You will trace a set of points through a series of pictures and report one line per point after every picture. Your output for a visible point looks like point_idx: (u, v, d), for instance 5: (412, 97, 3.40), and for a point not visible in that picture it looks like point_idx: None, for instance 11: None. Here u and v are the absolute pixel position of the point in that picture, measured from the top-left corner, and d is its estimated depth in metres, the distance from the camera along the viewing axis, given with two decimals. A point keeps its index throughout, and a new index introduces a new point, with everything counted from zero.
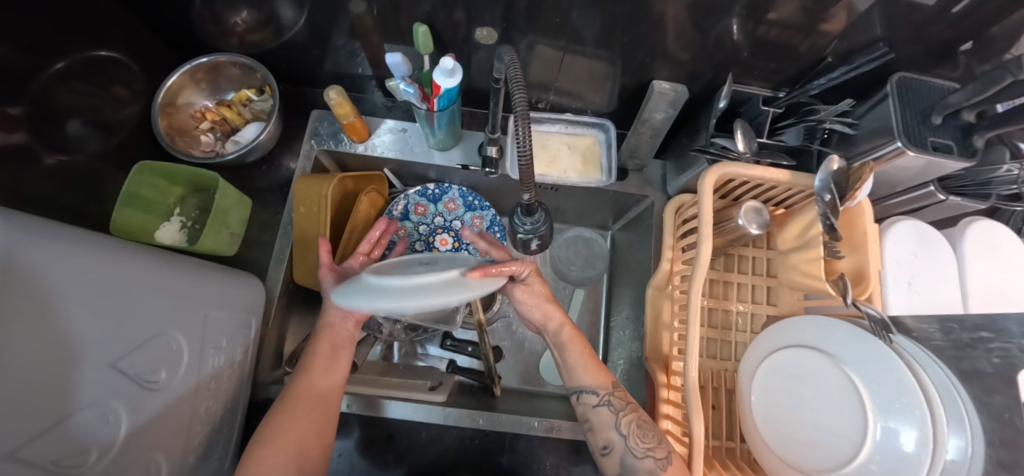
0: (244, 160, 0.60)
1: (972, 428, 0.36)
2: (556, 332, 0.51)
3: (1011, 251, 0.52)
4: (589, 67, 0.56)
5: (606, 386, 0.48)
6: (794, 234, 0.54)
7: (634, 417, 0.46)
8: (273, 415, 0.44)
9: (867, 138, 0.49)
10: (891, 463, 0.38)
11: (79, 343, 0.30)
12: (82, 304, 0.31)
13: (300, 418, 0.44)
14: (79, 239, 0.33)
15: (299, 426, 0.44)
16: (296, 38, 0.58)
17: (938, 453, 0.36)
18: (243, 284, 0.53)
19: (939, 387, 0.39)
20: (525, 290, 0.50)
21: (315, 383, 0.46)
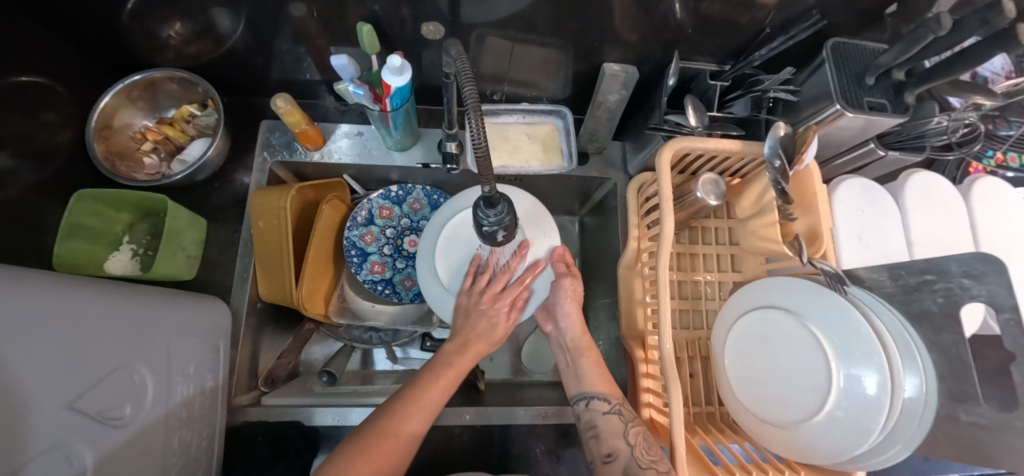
0: (194, 179, 0.57)
1: (923, 366, 0.40)
2: (575, 338, 0.55)
3: (945, 196, 0.55)
4: (542, 55, 0.57)
5: (615, 396, 0.49)
6: (752, 199, 0.55)
7: (641, 429, 0.46)
8: (377, 432, 0.41)
9: (809, 103, 0.52)
10: (854, 409, 0.41)
11: (25, 390, 0.28)
12: (27, 345, 0.29)
13: (400, 445, 0.41)
14: (17, 276, 0.31)
15: (393, 448, 0.41)
16: (237, 47, 0.56)
17: (895, 399, 0.39)
18: (204, 307, 0.51)
19: (894, 332, 0.42)
20: (572, 285, 0.56)
21: (425, 410, 0.44)
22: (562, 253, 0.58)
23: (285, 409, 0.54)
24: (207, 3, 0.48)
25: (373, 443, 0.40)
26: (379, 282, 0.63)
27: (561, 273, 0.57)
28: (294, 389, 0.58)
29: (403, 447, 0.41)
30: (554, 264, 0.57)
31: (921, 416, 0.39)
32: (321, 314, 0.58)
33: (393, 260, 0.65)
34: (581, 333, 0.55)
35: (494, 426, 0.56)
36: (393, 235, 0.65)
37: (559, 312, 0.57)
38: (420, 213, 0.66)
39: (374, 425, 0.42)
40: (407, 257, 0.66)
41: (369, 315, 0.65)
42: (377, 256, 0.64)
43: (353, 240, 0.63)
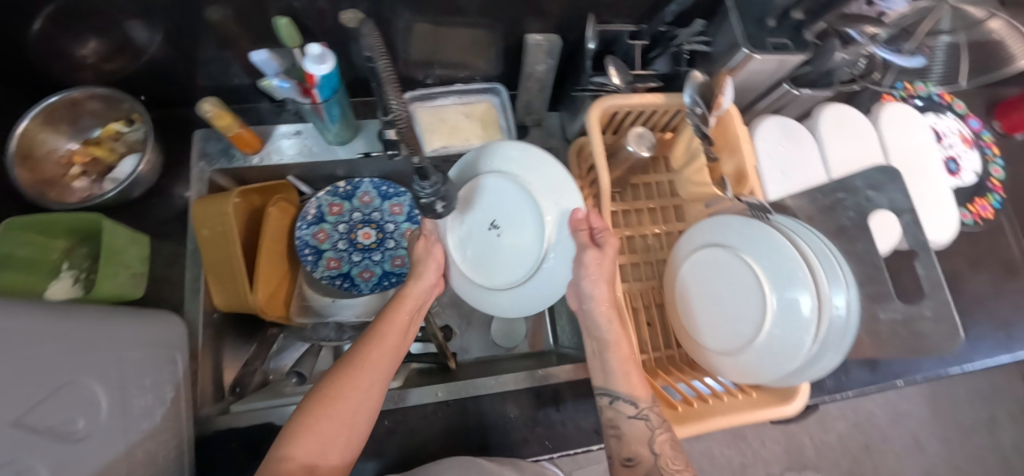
0: (130, 196, 0.56)
1: (846, 277, 0.42)
2: (607, 331, 0.47)
3: (857, 123, 0.60)
4: (470, 36, 0.58)
5: (644, 399, 0.44)
6: (682, 150, 0.58)
7: (669, 436, 0.42)
8: (338, 371, 0.43)
9: (722, 52, 0.54)
10: (787, 325, 0.43)
11: None
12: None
13: (366, 377, 0.43)
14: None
15: (362, 382, 0.43)
16: (157, 58, 0.54)
17: (820, 306, 0.42)
18: (154, 320, 0.50)
19: (817, 250, 0.44)
20: (597, 258, 0.48)
21: (386, 345, 0.46)
22: (581, 221, 0.50)
23: (255, 412, 0.54)
24: (120, 16, 0.47)
25: (339, 382, 0.42)
26: (336, 277, 0.64)
27: (583, 244, 0.49)
28: (266, 393, 0.58)
29: (361, 395, 0.42)
30: (577, 233, 0.50)
31: (848, 324, 0.41)
32: (281, 317, 0.59)
33: (348, 254, 0.65)
34: (613, 321, 0.47)
35: (466, 398, 0.57)
36: (346, 231, 0.66)
37: (585, 291, 0.49)
38: (372, 205, 0.66)
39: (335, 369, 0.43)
40: (362, 250, 0.67)
41: (330, 311, 0.65)
42: (332, 253, 0.65)
43: (305, 240, 0.63)
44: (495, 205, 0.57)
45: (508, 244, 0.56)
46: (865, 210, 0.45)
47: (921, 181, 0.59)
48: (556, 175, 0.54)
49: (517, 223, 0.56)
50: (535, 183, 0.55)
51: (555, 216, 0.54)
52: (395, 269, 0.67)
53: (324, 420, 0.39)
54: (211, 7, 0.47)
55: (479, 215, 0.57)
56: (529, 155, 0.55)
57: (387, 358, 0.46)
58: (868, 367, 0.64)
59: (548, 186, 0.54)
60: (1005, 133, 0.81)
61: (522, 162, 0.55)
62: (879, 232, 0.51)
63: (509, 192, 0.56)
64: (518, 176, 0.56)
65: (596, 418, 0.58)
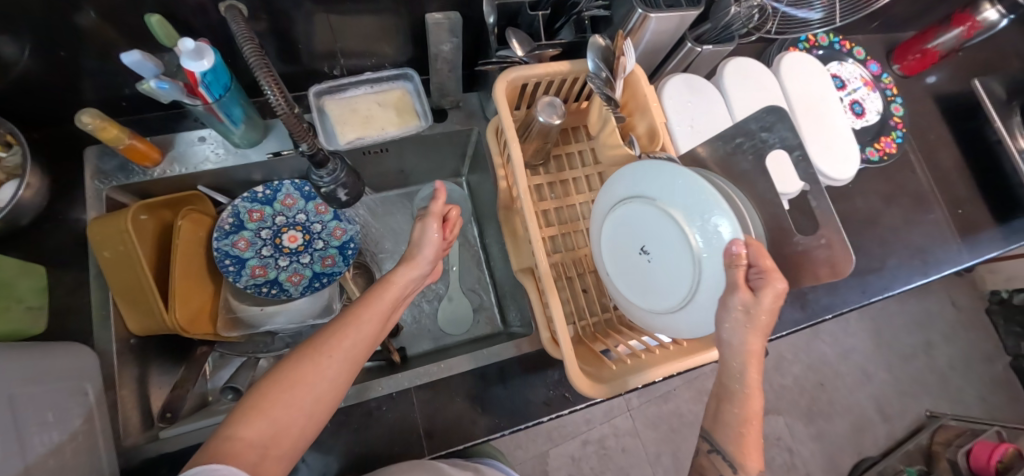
0: (15, 225, 0.52)
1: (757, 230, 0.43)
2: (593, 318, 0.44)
3: (758, 73, 0.62)
4: (372, 23, 0.57)
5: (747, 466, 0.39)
6: (597, 116, 0.59)
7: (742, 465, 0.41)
8: (303, 348, 0.36)
9: (620, 15, 0.56)
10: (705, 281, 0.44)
11: None
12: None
13: (334, 365, 0.36)
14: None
15: (330, 369, 0.36)
16: (28, 74, 0.50)
17: None
18: (57, 352, 0.46)
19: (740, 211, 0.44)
20: (744, 303, 0.35)
21: (362, 334, 0.39)
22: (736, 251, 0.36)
23: (185, 435, 0.51)
24: None
25: (302, 365, 0.35)
26: (264, 284, 0.62)
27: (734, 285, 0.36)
28: (200, 415, 0.56)
29: (330, 378, 0.36)
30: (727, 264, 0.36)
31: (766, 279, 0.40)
32: (209, 333, 0.56)
33: (275, 259, 0.64)
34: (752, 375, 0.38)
35: (410, 389, 0.56)
36: (270, 236, 0.65)
37: (724, 331, 0.38)
38: (294, 208, 0.65)
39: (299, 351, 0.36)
40: (290, 254, 0.65)
41: (261, 321, 0.61)
42: (257, 260, 0.63)
43: (225, 250, 0.60)
44: (638, 227, 0.49)
45: (665, 269, 0.46)
46: (761, 151, 0.47)
47: (825, 123, 0.62)
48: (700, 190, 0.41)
49: (670, 248, 0.46)
50: (674, 207, 0.44)
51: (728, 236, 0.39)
52: (326, 270, 0.66)
53: (281, 402, 0.34)
54: (79, 12, 0.44)
55: (627, 240, 0.50)
56: (668, 172, 0.44)
57: (361, 345, 0.39)
58: (798, 305, 0.67)
59: (687, 204, 0.42)
60: (904, 76, 0.87)
61: (658, 182, 0.45)
62: (777, 170, 0.55)
63: (644, 216, 0.47)
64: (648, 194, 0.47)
65: (544, 390, 0.59)
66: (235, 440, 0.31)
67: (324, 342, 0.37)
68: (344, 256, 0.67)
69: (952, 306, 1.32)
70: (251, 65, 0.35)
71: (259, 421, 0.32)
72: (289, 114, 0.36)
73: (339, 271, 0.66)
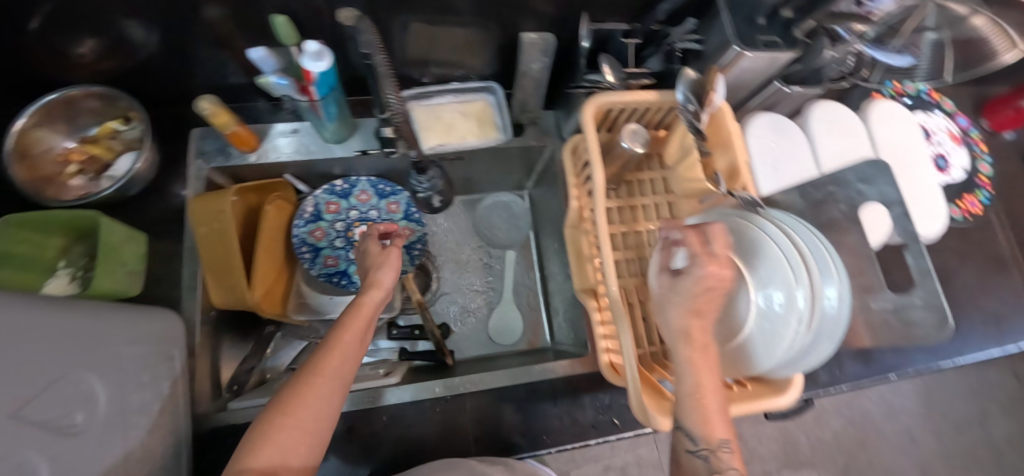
0: (125, 194, 0.56)
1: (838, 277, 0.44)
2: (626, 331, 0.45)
3: (846, 120, 0.61)
4: (464, 36, 0.59)
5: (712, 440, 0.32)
6: (676, 147, 0.59)
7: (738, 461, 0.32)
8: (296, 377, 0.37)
9: (714, 50, 0.56)
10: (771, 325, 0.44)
11: None
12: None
13: (328, 385, 0.37)
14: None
15: (324, 391, 0.37)
16: (154, 56, 0.55)
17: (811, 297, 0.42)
18: (154, 317, 0.50)
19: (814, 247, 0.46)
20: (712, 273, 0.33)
21: (347, 351, 0.40)
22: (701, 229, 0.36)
23: (252, 410, 0.54)
24: (114, 16, 0.48)
25: (297, 391, 0.36)
26: (335, 274, 0.66)
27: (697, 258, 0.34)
28: (264, 392, 0.59)
29: (329, 395, 0.37)
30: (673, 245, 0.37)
31: (823, 314, 0.41)
32: (279, 314, 0.59)
33: (345, 252, 0.67)
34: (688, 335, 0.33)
35: (463, 395, 0.57)
36: (343, 229, 0.67)
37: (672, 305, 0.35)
38: (369, 204, 0.67)
39: (290, 381, 0.37)
40: (359, 248, 0.67)
41: (328, 309, 0.66)
42: (330, 250, 0.67)
43: (303, 238, 0.65)
44: None
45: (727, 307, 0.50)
46: (855, 203, 0.47)
47: (911, 177, 0.60)
48: (765, 245, 0.47)
49: (733, 287, 0.49)
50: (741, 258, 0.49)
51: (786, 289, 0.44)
52: (393, 267, 0.68)
53: (283, 428, 0.34)
54: (211, 5, 0.48)
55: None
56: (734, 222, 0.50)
57: (349, 361, 0.40)
58: (861, 360, 0.65)
59: (751, 249, 0.48)
60: (994, 131, 0.83)
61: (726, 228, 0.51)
62: (869, 224, 0.53)
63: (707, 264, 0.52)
64: (716, 238, 0.52)
65: (593, 413, 0.58)
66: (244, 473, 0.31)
67: (316, 366, 0.38)
68: (409, 255, 0.68)
69: (1014, 377, 1.24)
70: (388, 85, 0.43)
71: (267, 450, 0.32)
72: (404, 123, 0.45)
73: (404, 270, 0.68)
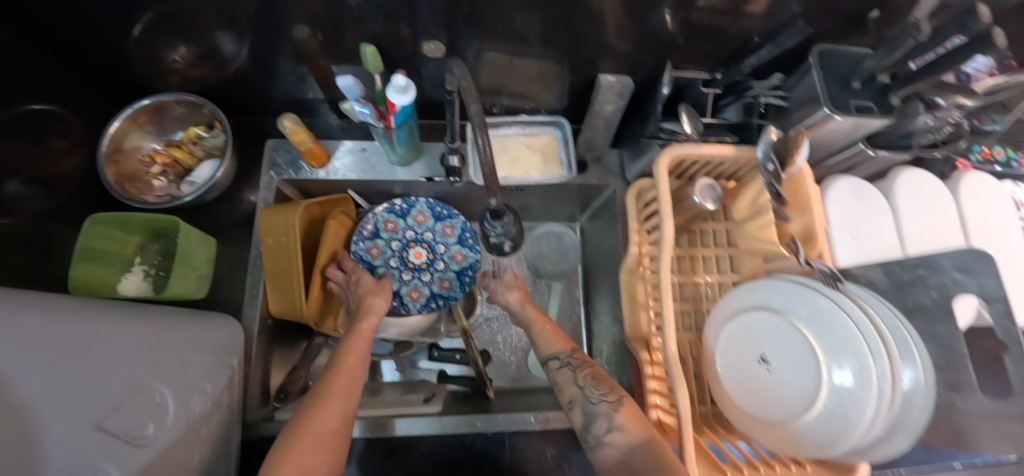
0: (203, 200, 0.59)
1: (920, 356, 0.40)
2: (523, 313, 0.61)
3: (935, 193, 0.58)
4: (537, 68, 0.59)
5: (566, 350, 0.54)
6: (747, 203, 0.57)
7: (590, 371, 0.51)
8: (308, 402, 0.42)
9: (799, 107, 0.53)
10: (841, 406, 0.41)
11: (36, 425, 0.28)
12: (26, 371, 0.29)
13: (337, 404, 0.42)
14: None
15: (334, 408, 0.41)
16: (241, 69, 0.57)
17: (883, 380, 0.39)
18: (220, 326, 0.52)
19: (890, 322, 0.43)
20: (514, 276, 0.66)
21: (349, 372, 0.46)
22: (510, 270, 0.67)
23: None
24: (211, 26, 0.49)
25: (311, 413, 0.40)
26: None
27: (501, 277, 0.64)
28: None
29: (338, 410, 0.42)
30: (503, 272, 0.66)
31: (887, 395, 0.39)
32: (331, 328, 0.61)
33: (399, 272, 0.68)
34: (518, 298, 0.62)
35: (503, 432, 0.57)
36: (399, 248, 0.68)
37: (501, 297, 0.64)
38: (424, 225, 0.68)
39: (302, 406, 0.42)
40: (413, 269, 0.69)
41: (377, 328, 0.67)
42: (385, 270, 0.67)
43: (360, 254, 0.66)
44: (758, 336, 0.50)
45: (786, 381, 0.47)
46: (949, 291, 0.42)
47: (1001, 258, 0.56)
48: (838, 320, 0.44)
49: (795, 360, 0.47)
50: (811, 329, 0.46)
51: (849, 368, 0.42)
52: (443, 291, 0.69)
53: (301, 442, 0.37)
54: (301, 25, 0.49)
55: (744, 350, 0.51)
56: (801, 292, 0.48)
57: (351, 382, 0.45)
58: None
59: (819, 324, 0.45)
60: None
61: (789, 297, 0.49)
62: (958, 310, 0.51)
63: (772, 330, 0.49)
64: (775, 306, 0.50)
65: None
66: None
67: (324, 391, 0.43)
68: (460, 281, 0.69)
69: None
70: (472, 115, 0.39)
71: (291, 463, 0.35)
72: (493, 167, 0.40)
73: (454, 296, 0.68)
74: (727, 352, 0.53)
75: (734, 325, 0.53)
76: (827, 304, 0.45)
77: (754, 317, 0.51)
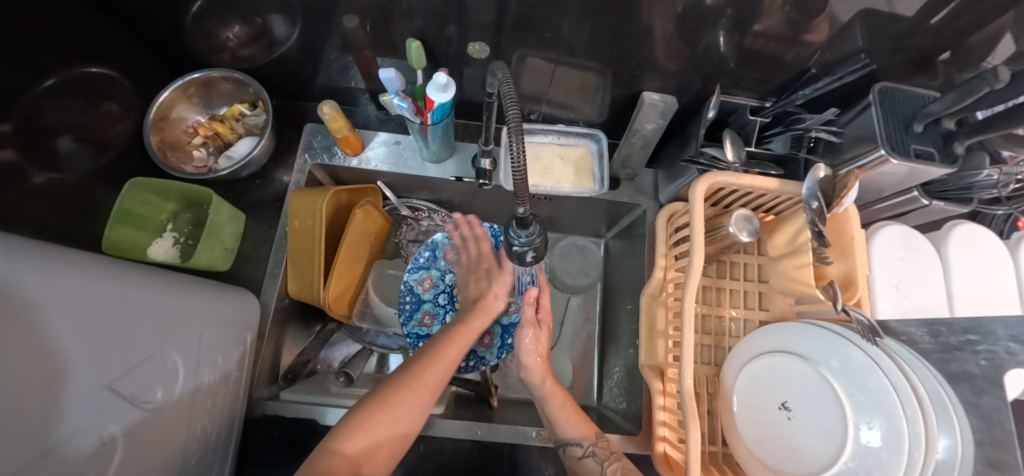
0: (238, 175, 0.61)
1: (960, 427, 0.37)
2: (538, 387, 0.54)
3: (994, 253, 0.54)
4: (580, 78, 0.58)
5: (590, 437, 0.49)
6: (784, 240, 0.54)
7: (618, 466, 0.46)
8: (398, 377, 0.45)
9: (852, 145, 0.50)
10: (868, 464, 0.38)
11: (56, 381, 0.28)
12: (55, 327, 0.28)
13: (420, 394, 0.44)
14: (41, 250, 0.30)
15: (422, 396, 0.44)
16: (289, 53, 0.58)
17: (913, 444, 0.36)
18: (238, 300, 0.52)
19: (926, 384, 0.40)
20: (535, 336, 0.56)
21: (445, 363, 0.48)
22: (532, 299, 0.57)
23: (301, 406, 0.55)
24: (264, 9, 0.50)
25: (400, 390, 0.43)
26: (424, 336, 0.65)
27: (527, 321, 0.56)
28: (312, 386, 0.60)
29: (421, 396, 0.44)
30: (524, 309, 0.57)
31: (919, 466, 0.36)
32: (344, 315, 0.61)
33: (443, 311, 0.66)
34: (542, 378, 0.54)
35: (503, 443, 0.56)
36: (452, 281, 0.68)
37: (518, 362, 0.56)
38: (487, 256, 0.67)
39: (393, 377, 0.45)
40: (462, 308, 0.67)
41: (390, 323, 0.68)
42: (430, 306, 0.66)
43: (411, 285, 0.66)
44: (781, 380, 0.47)
45: (813, 433, 0.42)
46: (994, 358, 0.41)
47: None
48: (868, 375, 0.41)
49: (822, 410, 0.42)
50: (838, 379, 0.43)
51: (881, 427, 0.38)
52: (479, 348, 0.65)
53: (376, 418, 0.41)
54: (351, 15, 0.50)
55: (763, 395, 0.47)
56: (829, 338, 0.45)
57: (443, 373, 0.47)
58: None
59: (848, 375, 0.42)
60: None
61: (815, 342, 0.46)
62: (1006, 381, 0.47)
63: (794, 374, 0.46)
64: (801, 351, 0.47)
65: None
66: (341, 450, 0.38)
67: (416, 374, 0.45)
68: (501, 340, 0.65)
69: None
70: (506, 119, 0.33)
71: (360, 439, 0.39)
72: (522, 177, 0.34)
73: (488, 357, 0.65)
74: (749, 391, 0.49)
75: (755, 366, 0.49)
76: (858, 356, 0.42)
77: (778, 361, 0.47)
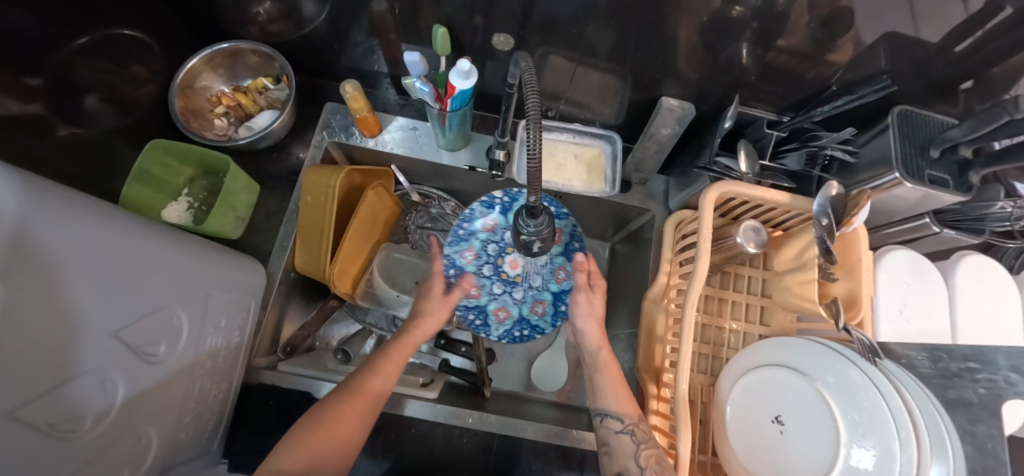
0: (256, 146, 0.63)
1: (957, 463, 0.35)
2: (595, 353, 0.56)
3: (1001, 286, 0.53)
4: (600, 80, 0.59)
5: (631, 416, 0.49)
6: (791, 254, 0.55)
7: (653, 452, 0.44)
8: (337, 395, 0.44)
9: (866, 167, 0.50)
10: None
11: (72, 324, 0.28)
12: (83, 272, 0.29)
13: (361, 407, 0.44)
14: (73, 198, 0.30)
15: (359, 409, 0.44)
16: (316, 31, 0.59)
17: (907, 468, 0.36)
18: (246, 268, 0.53)
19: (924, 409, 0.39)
20: (587, 299, 0.60)
21: (388, 374, 0.48)
22: (585, 265, 0.62)
23: (297, 378, 0.55)
24: None
25: (338, 405, 0.43)
26: (472, 308, 0.65)
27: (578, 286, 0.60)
28: (310, 361, 0.60)
29: (365, 407, 0.44)
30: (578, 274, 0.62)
31: None
32: (348, 293, 0.62)
33: (490, 283, 0.65)
34: (598, 347, 0.56)
35: (494, 434, 0.56)
36: (494, 252, 0.66)
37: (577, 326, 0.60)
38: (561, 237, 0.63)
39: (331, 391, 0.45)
40: (505, 282, 0.66)
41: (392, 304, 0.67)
42: (472, 276, 0.65)
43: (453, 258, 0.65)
44: (774, 395, 0.46)
45: (802, 453, 0.42)
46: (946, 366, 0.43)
47: None
48: (865, 394, 0.40)
49: (814, 428, 0.42)
50: (834, 396, 0.42)
51: (877, 449, 0.38)
52: (532, 316, 0.66)
53: (314, 437, 0.40)
54: None
55: (755, 408, 0.47)
56: (827, 355, 0.44)
57: (384, 387, 0.47)
58: None
59: (845, 394, 0.41)
60: None
61: (813, 359, 0.45)
62: (1006, 417, 0.47)
63: (790, 390, 0.45)
64: (798, 366, 0.46)
65: None
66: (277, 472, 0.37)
67: (355, 385, 0.46)
68: (553, 308, 0.65)
69: None
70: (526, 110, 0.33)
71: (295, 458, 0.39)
72: (537, 167, 0.34)
73: (542, 325, 0.66)
74: (739, 406, 0.49)
75: (748, 379, 0.49)
76: (858, 375, 0.41)
77: (770, 376, 0.47)
